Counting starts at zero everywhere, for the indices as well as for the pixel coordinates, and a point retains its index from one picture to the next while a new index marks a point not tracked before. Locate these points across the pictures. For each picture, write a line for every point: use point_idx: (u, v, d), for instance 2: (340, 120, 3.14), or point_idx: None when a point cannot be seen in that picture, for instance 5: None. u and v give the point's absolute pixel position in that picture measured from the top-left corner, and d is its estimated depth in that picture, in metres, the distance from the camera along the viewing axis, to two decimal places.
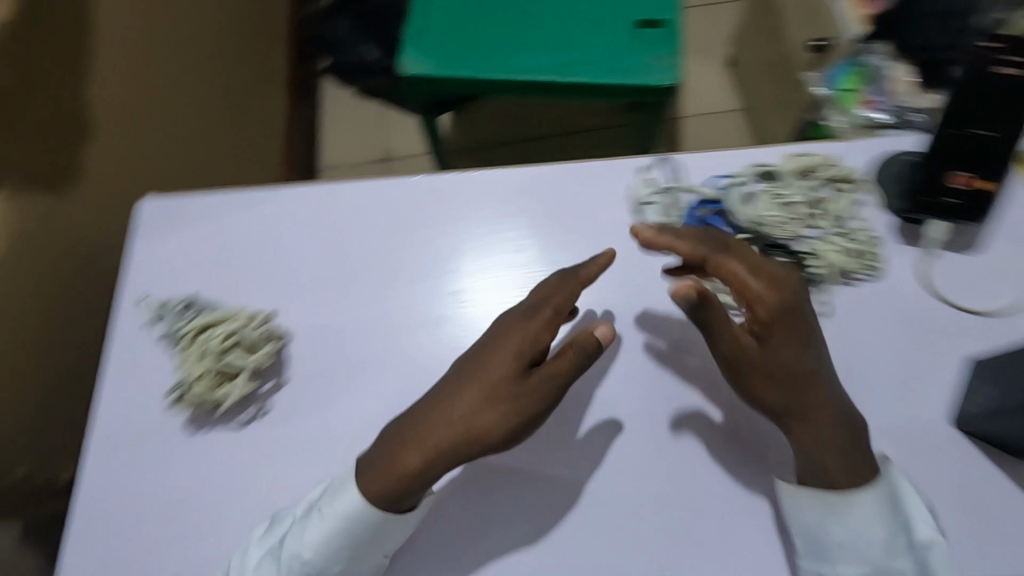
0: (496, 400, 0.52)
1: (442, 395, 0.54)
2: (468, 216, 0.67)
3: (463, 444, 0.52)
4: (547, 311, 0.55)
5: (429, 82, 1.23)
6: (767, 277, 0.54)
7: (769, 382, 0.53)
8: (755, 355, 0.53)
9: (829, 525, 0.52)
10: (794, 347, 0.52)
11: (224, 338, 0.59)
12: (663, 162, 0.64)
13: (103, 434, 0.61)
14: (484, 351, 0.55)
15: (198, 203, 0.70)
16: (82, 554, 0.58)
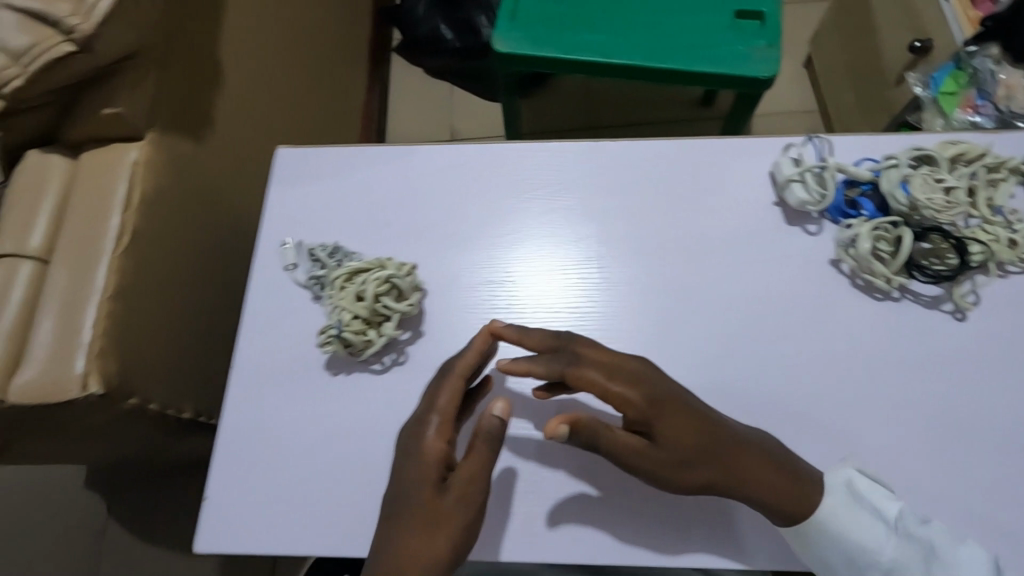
0: (435, 522, 0.48)
1: (394, 530, 0.48)
2: (521, 201, 0.68)
3: (422, 565, 0.46)
4: (434, 421, 0.52)
5: (522, 58, 1.23)
6: (614, 369, 0.51)
7: (684, 459, 0.49)
8: (665, 446, 0.49)
9: (846, 548, 0.50)
10: (678, 436, 0.49)
11: (379, 284, 0.59)
12: (813, 140, 0.64)
13: (246, 370, 0.63)
14: (399, 491, 0.49)
15: (340, 154, 0.71)
16: (228, 485, 0.59)
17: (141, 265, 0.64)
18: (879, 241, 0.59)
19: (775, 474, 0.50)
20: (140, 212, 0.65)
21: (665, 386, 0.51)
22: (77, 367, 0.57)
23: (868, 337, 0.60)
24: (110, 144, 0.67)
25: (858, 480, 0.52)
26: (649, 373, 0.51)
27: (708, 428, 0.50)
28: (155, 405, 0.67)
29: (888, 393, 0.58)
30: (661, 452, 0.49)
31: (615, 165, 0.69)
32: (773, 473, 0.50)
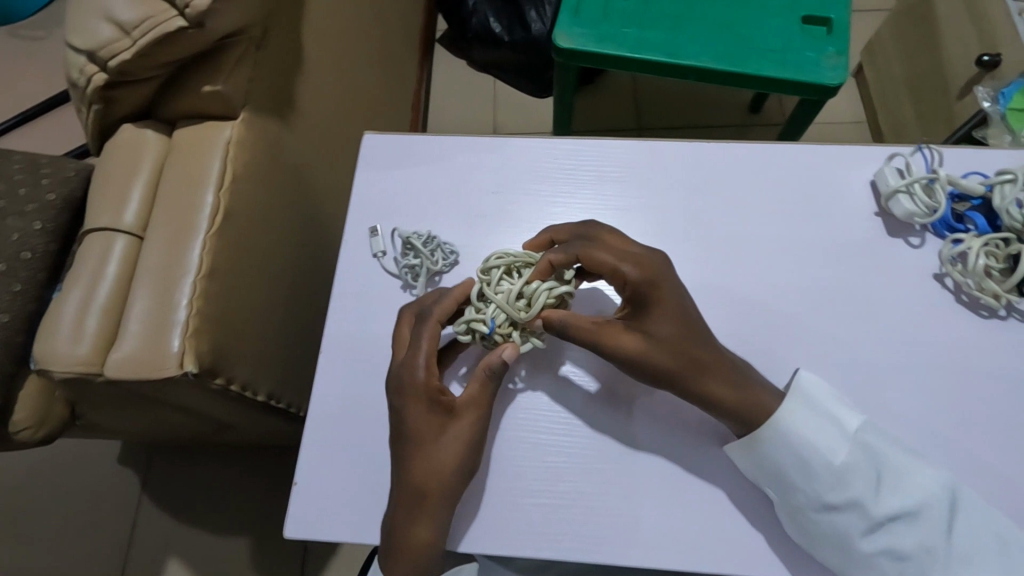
0: (442, 441, 0.54)
1: (407, 450, 0.54)
2: (570, 198, 0.68)
3: (441, 482, 0.53)
4: (421, 361, 0.55)
5: (583, 54, 1.22)
6: (627, 253, 0.55)
7: (689, 352, 0.53)
8: (664, 336, 0.53)
9: (803, 451, 0.52)
10: (664, 322, 0.53)
11: (546, 295, 0.56)
12: (922, 150, 0.63)
13: (336, 355, 0.62)
14: (404, 419, 0.55)
15: (431, 142, 0.71)
16: (316, 469, 0.58)
17: (232, 245, 0.64)
18: (989, 258, 0.58)
19: (765, 396, 0.53)
20: (234, 191, 0.65)
21: (671, 279, 0.55)
22: (175, 344, 0.57)
23: (969, 354, 0.59)
24: (204, 122, 0.67)
25: (807, 382, 0.54)
26: (661, 271, 0.55)
27: (694, 324, 0.54)
28: (237, 386, 0.66)
29: (987, 412, 0.57)
30: (651, 337, 0.53)
31: (716, 167, 0.68)
32: (728, 376, 0.53)
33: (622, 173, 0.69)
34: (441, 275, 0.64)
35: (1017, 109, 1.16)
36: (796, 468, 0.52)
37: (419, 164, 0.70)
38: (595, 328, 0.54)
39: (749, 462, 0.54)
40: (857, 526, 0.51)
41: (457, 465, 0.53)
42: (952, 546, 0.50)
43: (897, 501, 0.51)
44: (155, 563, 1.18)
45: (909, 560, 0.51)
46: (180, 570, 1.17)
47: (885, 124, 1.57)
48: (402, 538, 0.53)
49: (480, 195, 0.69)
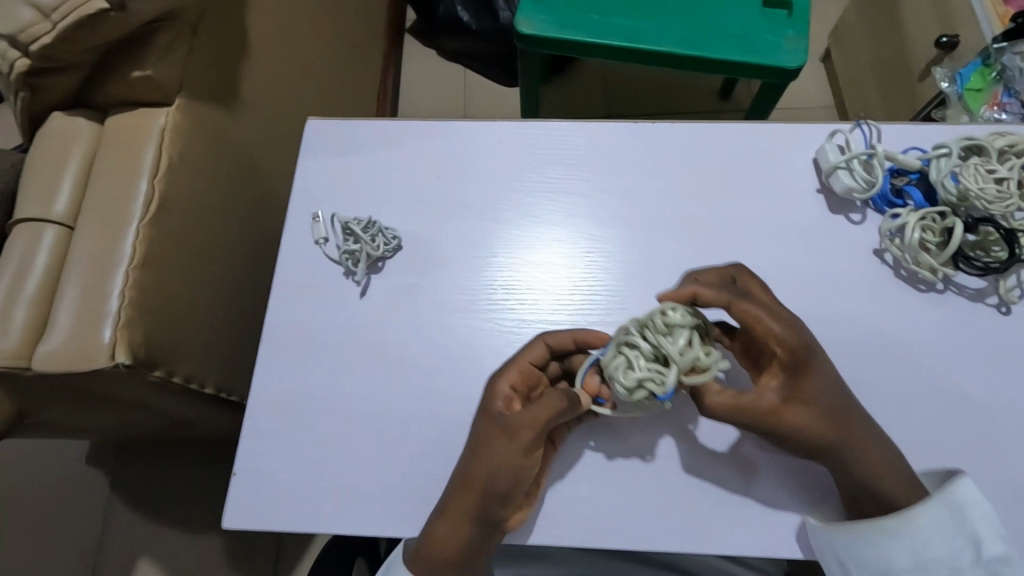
0: (488, 458, 0.52)
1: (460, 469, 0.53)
2: (537, 176, 0.68)
3: (472, 500, 0.52)
4: (507, 386, 0.55)
5: (545, 41, 1.21)
6: (774, 313, 0.51)
7: (844, 429, 0.51)
8: (820, 412, 0.51)
9: (916, 549, 0.50)
10: (824, 389, 0.51)
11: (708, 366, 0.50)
12: (860, 126, 0.63)
13: (277, 344, 0.62)
14: (474, 439, 0.54)
15: (375, 128, 0.70)
16: (258, 458, 0.58)
17: (169, 234, 0.63)
18: (926, 232, 0.58)
19: (886, 471, 0.51)
20: (170, 180, 0.63)
21: (817, 345, 0.52)
22: (106, 336, 0.56)
23: (905, 327, 0.59)
24: (138, 110, 0.65)
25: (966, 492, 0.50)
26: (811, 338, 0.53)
27: (851, 404, 0.52)
28: (180, 378, 0.65)
29: (922, 384, 0.58)
30: (809, 411, 0.51)
31: (663, 149, 0.68)
32: (862, 433, 0.51)
33: (582, 157, 0.68)
34: (384, 260, 0.64)
35: (974, 89, 1.17)
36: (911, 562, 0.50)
37: (366, 149, 0.69)
38: (751, 406, 0.51)
39: (853, 546, 0.51)
40: None
41: (489, 488, 0.51)
42: None
43: None
44: (126, 564, 1.16)
45: None
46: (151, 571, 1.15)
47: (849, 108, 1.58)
48: (423, 546, 0.53)
49: (425, 181, 0.68)
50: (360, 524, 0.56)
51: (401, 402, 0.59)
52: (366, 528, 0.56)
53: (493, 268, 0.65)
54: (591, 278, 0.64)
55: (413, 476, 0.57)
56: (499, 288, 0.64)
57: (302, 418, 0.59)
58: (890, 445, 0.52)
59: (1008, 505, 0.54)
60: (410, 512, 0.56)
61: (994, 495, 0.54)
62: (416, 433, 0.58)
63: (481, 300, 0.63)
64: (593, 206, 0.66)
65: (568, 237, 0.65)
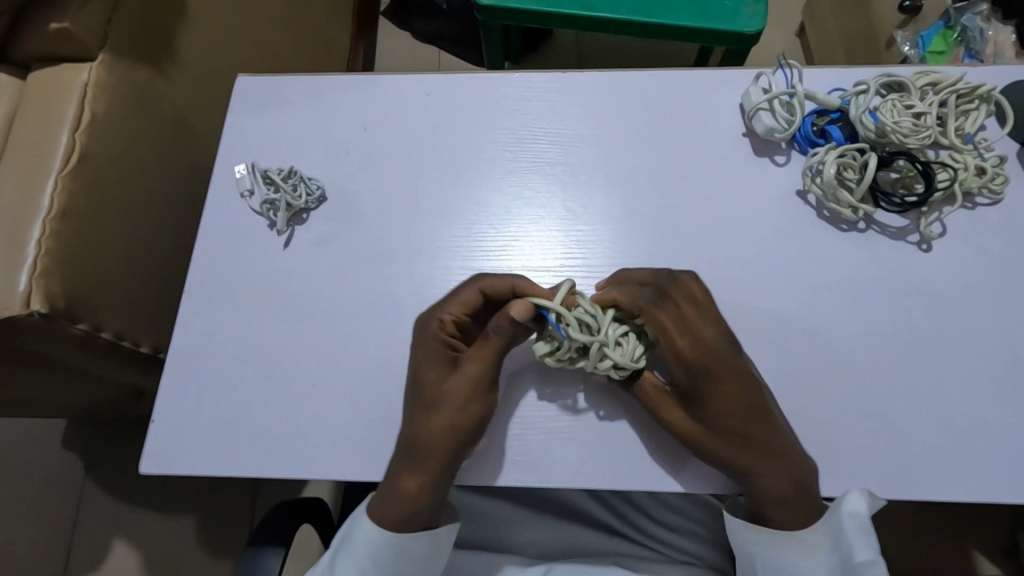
0: (447, 397, 0.52)
1: (412, 411, 0.53)
2: (510, 117, 0.68)
3: (436, 443, 0.52)
4: (442, 321, 0.54)
5: (502, 11, 1.21)
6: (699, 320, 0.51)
7: (745, 443, 0.50)
8: (723, 426, 0.51)
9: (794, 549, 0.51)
10: (730, 397, 0.51)
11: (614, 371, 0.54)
12: (783, 68, 0.62)
13: (198, 296, 0.62)
14: (418, 382, 0.54)
15: (303, 82, 0.70)
16: (174, 407, 0.58)
17: (93, 189, 0.63)
18: (845, 169, 0.58)
19: (783, 488, 0.50)
20: (93, 133, 0.63)
21: (744, 358, 0.52)
22: (20, 283, 0.56)
23: (826, 267, 0.59)
24: (61, 64, 0.65)
25: (855, 503, 0.49)
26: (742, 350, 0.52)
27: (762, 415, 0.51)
28: (108, 334, 0.65)
29: (841, 322, 0.57)
30: (705, 423, 0.51)
31: (588, 99, 0.68)
32: (762, 443, 0.51)
33: (532, 117, 0.67)
34: (307, 211, 0.64)
35: (936, 51, 1.15)
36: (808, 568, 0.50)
37: (294, 104, 0.69)
38: (659, 409, 0.52)
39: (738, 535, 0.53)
40: None
41: (452, 429, 0.52)
42: None
43: None
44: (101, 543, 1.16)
45: None
46: (126, 550, 1.15)
47: (814, 63, 1.54)
48: (390, 496, 0.53)
49: (352, 134, 0.68)
50: (275, 467, 0.56)
51: (319, 349, 0.60)
52: (282, 472, 0.56)
53: (458, 209, 0.65)
54: (542, 247, 0.63)
55: (330, 422, 0.57)
56: (461, 229, 0.64)
57: (221, 366, 0.59)
58: (801, 462, 0.51)
59: (920, 435, 0.54)
60: (325, 455, 0.56)
61: (910, 427, 0.54)
62: (334, 379, 0.59)
63: (438, 239, 0.63)
64: (551, 172, 0.65)
65: (524, 203, 0.64)
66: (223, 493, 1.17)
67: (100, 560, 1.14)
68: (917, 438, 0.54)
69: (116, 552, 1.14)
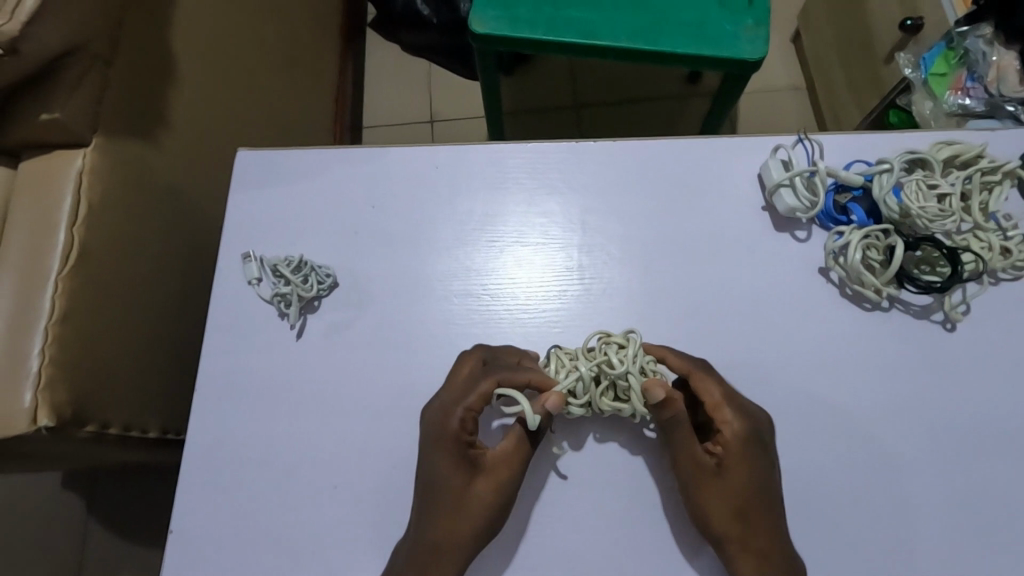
0: (471, 496, 0.52)
1: (427, 506, 0.52)
2: (522, 194, 0.66)
3: (457, 546, 0.51)
4: (458, 413, 0.53)
5: (499, 40, 1.17)
6: (737, 403, 0.54)
7: (754, 521, 0.51)
8: (737, 497, 0.52)
9: None
10: (745, 485, 0.52)
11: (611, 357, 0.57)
12: (802, 141, 0.61)
13: (210, 393, 0.60)
14: (437, 478, 0.52)
15: (306, 157, 0.67)
16: (193, 514, 0.57)
17: (94, 284, 0.61)
18: (869, 251, 0.57)
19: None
20: (90, 225, 0.61)
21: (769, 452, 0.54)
22: (25, 398, 0.54)
23: (848, 348, 0.59)
24: (53, 151, 0.62)
25: None
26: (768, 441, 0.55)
27: (768, 506, 0.52)
28: (116, 429, 0.64)
29: (865, 406, 0.57)
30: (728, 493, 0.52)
31: (602, 170, 0.66)
32: (767, 544, 0.51)
33: (545, 191, 0.66)
34: (319, 299, 0.62)
35: (938, 74, 1.13)
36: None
37: (298, 181, 0.67)
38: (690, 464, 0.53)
39: None
40: None
41: (475, 533, 0.51)
42: None
43: None
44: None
45: None
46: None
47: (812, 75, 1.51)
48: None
49: (358, 213, 0.66)
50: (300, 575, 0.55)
51: (338, 447, 0.58)
52: None
53: (471, 295, 0.63)
54: (559, 332, 0.61)
55: (352, 524, 0.56)
56: (474, 316, 0.62)
57: (237, 469, 0.58)
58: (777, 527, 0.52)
59: (943, 525, 0.54)
60: (348, 560, 0.55)
61: (934, 514, 0.54)
62: (354, 478, 0.57)
63: (452, 327, 0.62)
64: (565, 252, 0.64)
65: (539, 287, 0.63)
66: None
67: None
68: (942, 528, 0.54)
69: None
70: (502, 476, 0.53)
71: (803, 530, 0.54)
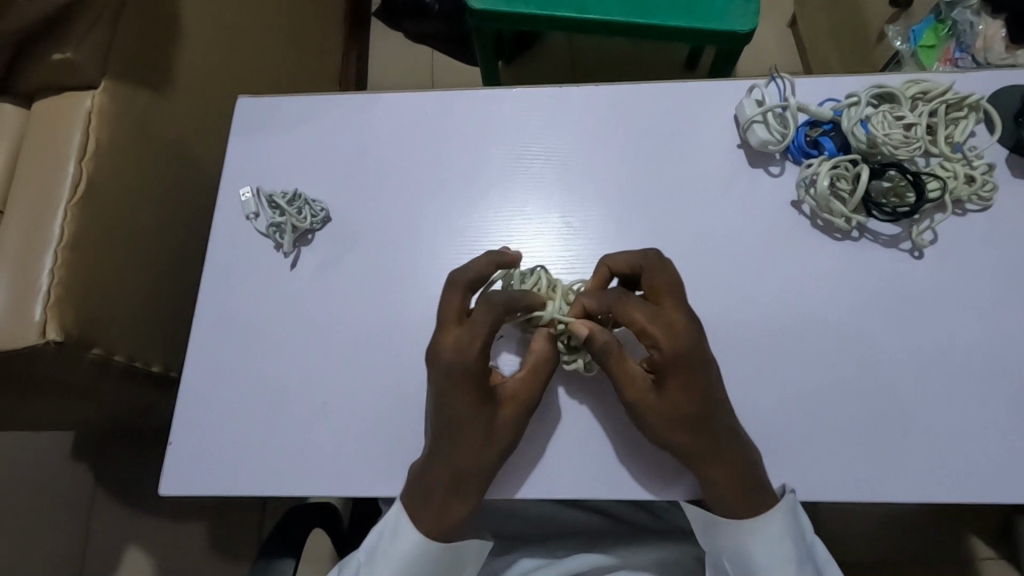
0: (493, 427, 0.53)
1: (445, 445, 0.53)
2: (509, 136, 0.69)
3: (481, 474, 0.53)
4: (472, 353, 0.52)
5: (498, 16, 1.20)
6: (660, 317, 0.52)
7: (697, 429, 0.52)
8: (675, 403, 0.52)
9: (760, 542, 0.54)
10: (684, 399, 0.52)
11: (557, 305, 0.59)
12: (775, 80, 0.64)
13: (209, 319, 0.63)
14: (455, 417, 0.52)
15: (303, 102, 0.71)
16: (191, 429, 0.60)
17: (101, 215, 0.64)
18: (838, 180, 0.59)
19: (733, 481, 0.52)
20: (98, 160, 0.65)
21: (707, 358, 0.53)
22: (36, 313, 0.57)
23: (821, 276, 0.60)
24: (65, 93, 0.66)
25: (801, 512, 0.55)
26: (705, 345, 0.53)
27: (714, 415, 0.52)
28: (121, 357, 0.67)
29: (837, 329, 0.59)
30: (666, 405, 0.52)
31: (587, 112, 0.69)
32: (719, 454, 0.52)
33: (532, 133, 0.69)
34: (313, 232, 0.65)
35: (927, 45, 1.17)
36: (764, 566, 0.54)
37: (295, 124, 0.70)
38: (624, 382, 0.52)
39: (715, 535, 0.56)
40: None
41: (499, 458, 0.53)
42: None
43: None
44: (115, 552, 1.18)
45: None
46: (140, 556, 1.17)
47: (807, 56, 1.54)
48: (429, 505, 0.53)
49: (354, 153, 0.69)
50: (292, 485, 0.58)
51: (329, 367, 0.61)
52: (298, 490, 0.58)
53: (460, 229, 0.66)
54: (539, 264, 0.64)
55: (341, 439, 0.59)
56: (463, 248, 0.65)
57: (234, 388, 0.61)
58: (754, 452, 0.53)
59: (913, 441, 0.55)
60: (338, 472, 0.58)
61: (906, 430, 0.56)
62: (345, 397, 0.60)
63: (441, 257, 0.64)
64: (550, 189, 0.66)
65: (522, 223, 0.65)
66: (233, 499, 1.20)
67: (117, 565, 1.17)
68: (912, 444, 0.55)
69: (131, 560, 1.17)
70: (523, 404, 0.54)
71: (777, 446, 0.56)
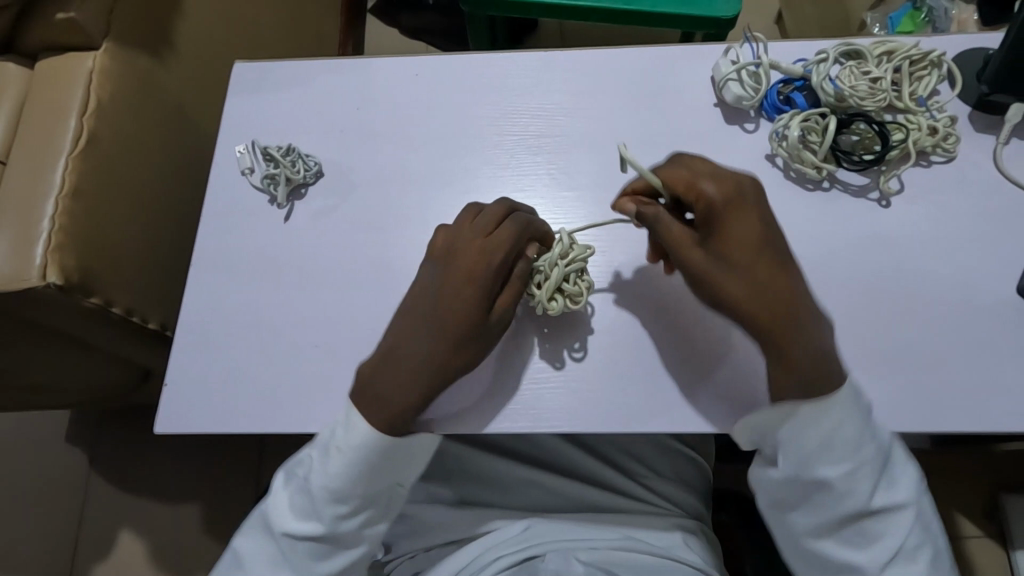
0: (488, 332, 0.55)
1: (436, 342, 0.55)
2: (498, 94, 0.71)
3: (455, 373, 0.55)
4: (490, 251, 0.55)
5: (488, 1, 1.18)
6: (701, 173, 0.53)
7: (748, 315, 0.51)
8: (732, 262, 0.51)
9: (811, 437, 0.52)
10: (738, 257, 0.51)
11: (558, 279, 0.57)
12: (749, 41, 0.67)
13: (206, 268, 0.65)
14: (451, 313, 0.55)
15: (298, 64, 0.73)
16: (185, 371, 0.62)
17: (99, 169, 0.67)
18: (809, 132, 0.62)
19: (789, 375, 0.51)
20: (98, 117, 0.67)
21: (755, 198, 0.52)
22: (37, 257, 0.60)
23: (795, 224, 0.63)
24: (70, 54, 0.70)
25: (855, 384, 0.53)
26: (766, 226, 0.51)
27: (774, 284, 0.51)
28: (119, 309, 0.69)
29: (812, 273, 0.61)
30: (725, 262, 0.51)
31: (572, 73, 0.72)
32: (771, 343, 0.50)
33: (519, 93, 0.71)
34: (307, 186, 0.68)
35: (905, 31, 1.20)
36: (819, 452, 0.52)
37: (290, 85, 0.73)
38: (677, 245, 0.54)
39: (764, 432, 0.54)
40: (825, 502, 0.53)
41: (476, 362, 0.56)
42: (906, 545, 0.53)
43: (863, 487, 0.52)
44: (109, 532, 1.18)
45: (879, 544, 0.53)
46: (133, 536, 1.17)
47: None
48: (395, 400, 0.54)
49: (347, 112, 0.71)
50: (283, 424, 0.60)
51: (321, 312, 0.63)
52: (289, 427, 0.60)
53: (449, 182, 0.68)
54: None
55: (332, 380, 0.61)
56: (452, 200, 0.67)
57: (228, 334, 0.63)
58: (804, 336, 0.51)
59: (884, 379, 0.57)
60: (328, 409, 0.60)
61: (878, 367, 0.58)
62: (333, 340, 0.62)
63: (430, 208, 0.67)
64: (536, 145, 0.69)
65: (511, 175, 0.68)
66: (225, 478, 1.20)
67: (110, 546, 1.17)
68: (881, 382, 0.57)
69: (124, 543, 1.17)
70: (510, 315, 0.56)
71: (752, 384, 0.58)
